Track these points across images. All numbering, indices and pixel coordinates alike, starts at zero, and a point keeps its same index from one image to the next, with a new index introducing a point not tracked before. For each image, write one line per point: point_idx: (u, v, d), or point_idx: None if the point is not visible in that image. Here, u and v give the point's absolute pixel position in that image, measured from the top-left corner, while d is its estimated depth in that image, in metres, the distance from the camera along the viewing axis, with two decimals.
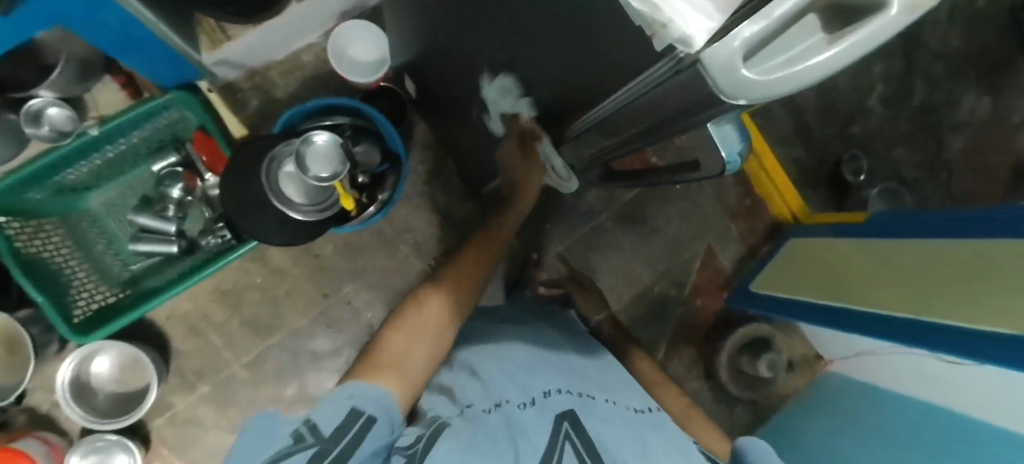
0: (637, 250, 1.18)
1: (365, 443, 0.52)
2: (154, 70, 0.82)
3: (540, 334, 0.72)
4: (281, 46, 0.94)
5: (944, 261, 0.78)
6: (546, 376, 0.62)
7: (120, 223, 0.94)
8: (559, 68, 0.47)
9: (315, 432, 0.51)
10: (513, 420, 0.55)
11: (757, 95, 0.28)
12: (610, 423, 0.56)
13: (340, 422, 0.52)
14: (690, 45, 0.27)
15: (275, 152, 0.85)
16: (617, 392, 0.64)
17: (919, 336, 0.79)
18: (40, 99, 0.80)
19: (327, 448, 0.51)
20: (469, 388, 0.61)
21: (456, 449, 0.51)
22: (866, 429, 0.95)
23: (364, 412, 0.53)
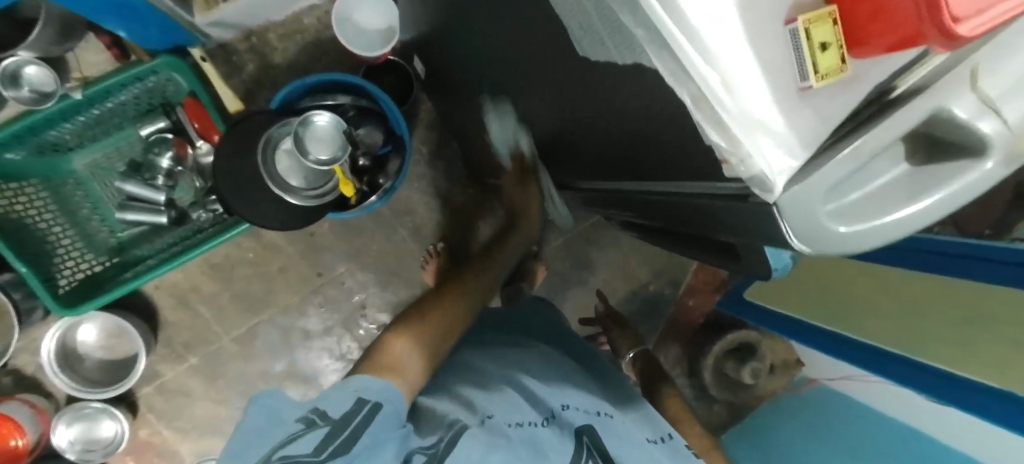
0: (638, 247, 1.16)
1: (378, 421, 0.48)
2: (141, 32, 0.75)
3: (547, 354, 0.69)
4: (281, 7, 0.86)
5: (932, 291, 0.79)
6: (568, 392, 0.61)
7: (106, 188, 0.89)
8: (599, 126, 0.43)
9: (326, 416, 0.47)
10: (529, 435, 0.52)
11: (830, 250, 0.27)
12: (625, 442, 0.57)
13: (348, 409, 0.48)
14: (767, 185, 0.25)
15: (271, 133, 0.81)
16: (634, 421, 0.63)
17: (905, 371, 0.79)
18: (17, 58, 0.74)
19: (338, 429, 0.46)
20: (491, 397, 0.56)
21: (481, 447, 0.48)
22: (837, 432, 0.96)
23: (370, 400, 0.50)
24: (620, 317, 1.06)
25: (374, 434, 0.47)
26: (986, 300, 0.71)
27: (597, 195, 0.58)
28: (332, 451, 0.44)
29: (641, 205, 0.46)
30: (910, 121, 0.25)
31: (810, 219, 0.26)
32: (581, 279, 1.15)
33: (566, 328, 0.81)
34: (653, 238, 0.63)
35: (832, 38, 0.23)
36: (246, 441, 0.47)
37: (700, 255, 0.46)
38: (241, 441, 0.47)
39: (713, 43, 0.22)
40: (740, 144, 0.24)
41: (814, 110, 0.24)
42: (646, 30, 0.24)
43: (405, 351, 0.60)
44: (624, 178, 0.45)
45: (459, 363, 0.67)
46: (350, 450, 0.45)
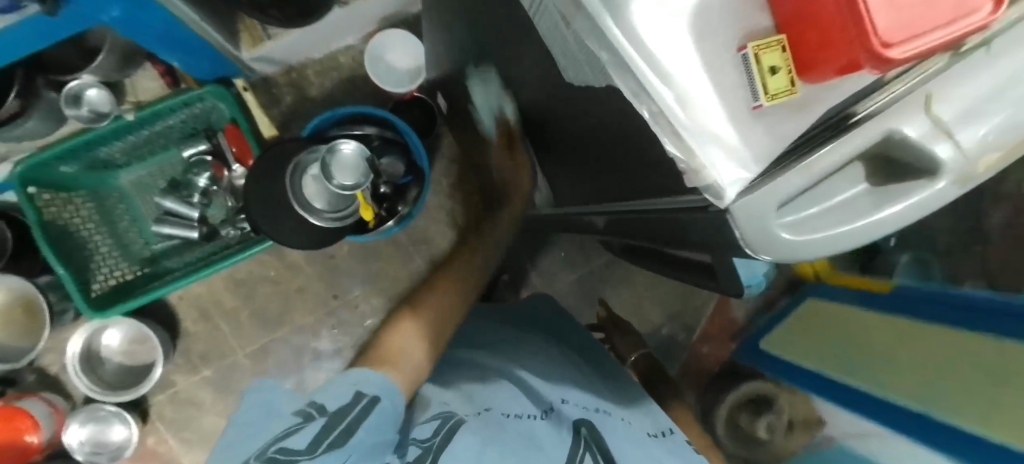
0: (651, 289, 1.16)
1: (376, 416, 0.50)
2: (194, 64, 0.83)
3: (549, 350, 0.71)
4: (319, 45, 0.94)
5: (935, 339, 0.79)
6: (569, 390, 0.62)
7: (146, 203, 0.96)
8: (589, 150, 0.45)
9: (322, 409, 0.49)
10: (522, 426, 0.53)
11: (782, 257, 0.28)
12: (623, 440, 0.56)
13: (348, 400, 0.50)
14: (720, 195, 0.27)
15: (300, 159, 0.86)
16: (634, 415, 0.63)
17: (923, 431, 0.77)
18: (80, 81, 0.81)
19: (335, 421, 0.48)
20: (491, 392, 0.58)
21: (478, 444, 0.48)
22: None
23: (368, 393, 0.52)
24: (621, 321, 1.09)
25: (367, 430, 0.48)
26: (984, 346, 0.72)
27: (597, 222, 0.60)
28: (328, 447, 0.46)
29: (639, 231, 0.48)
30: (865, 142, 0.27)
31: (762, 228, 0.28)
32: (595, 313, 1.15)
33: (573, 324, 0.83)
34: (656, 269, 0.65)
35: (781, 64, 0.26)
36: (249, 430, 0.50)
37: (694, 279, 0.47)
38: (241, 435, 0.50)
39: (669, 65, 0.25)
40: (695, 155, 0.26)
41: (764, 129, 0.26)
42: (610, 54, 0.26)
43: (404, 345, 0.62)
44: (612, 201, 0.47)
45: (465, 359, 0.68)
46: (347, 441, 0.46)
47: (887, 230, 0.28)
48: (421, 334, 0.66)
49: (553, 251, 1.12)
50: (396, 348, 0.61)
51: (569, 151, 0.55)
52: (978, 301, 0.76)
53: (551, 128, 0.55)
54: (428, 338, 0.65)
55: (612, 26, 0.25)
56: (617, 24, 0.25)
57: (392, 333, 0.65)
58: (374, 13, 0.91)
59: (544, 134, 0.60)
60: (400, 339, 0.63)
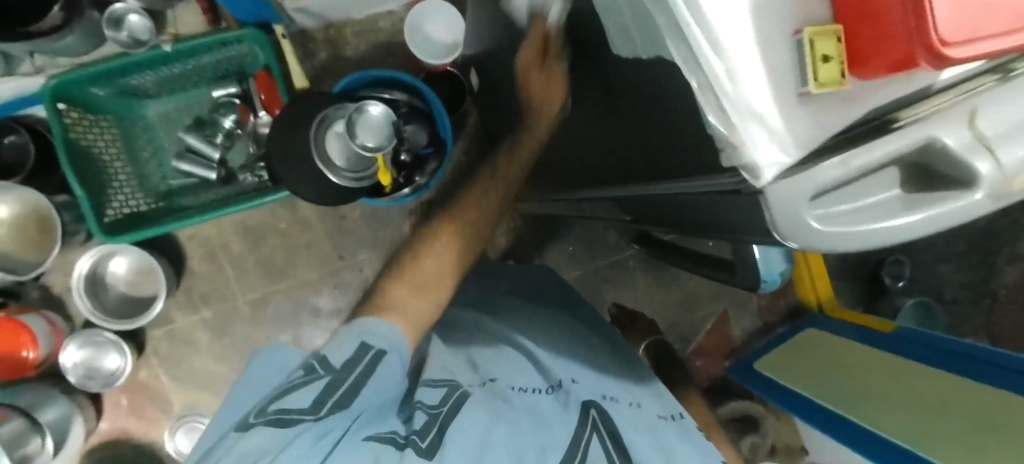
0: (653, 296, 1.15)
1: (379, 374, 0.51)
2: (238, 6, 0.83)
3: (548, 316, 0.73)
4: (363, 7, 0.94)
5: (921, 384, 0.82)
6: (581, 370, 0.63)
7: (170, 139, 0.98)
8: (623, 129, 0.45)
9: (327, 366, 0.51)
10: (523, 401, 0.55)
11: (813, 247, 0.29)
12: (630, 422, 0.56)
13: (350, 356, 0.51)
14: (757, 176, 0.27)
15: (327, 114, 0.86)
16: (642, 396, 0.62)
17: (894, 455, 0.77)
18: (124, 5, 0.83)
19: (339, 379, 0.50)
20: (498, 362, 0.60)
21: (486, 418, 0.50)
22: None
23: (373, 347, 0.52)
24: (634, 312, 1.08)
25: (372, 389, 0.50)
26: (971, 398, 0.75)
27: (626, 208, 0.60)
28: (332, 404, 0.48)
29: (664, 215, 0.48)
30: (900, 146, 0.27)
31: (794, 216, 0.28)
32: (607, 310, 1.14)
33: (579, 297, 0.84)
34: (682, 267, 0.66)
35: (834, 53, 0.25)
36: (251, 390, 0.54)
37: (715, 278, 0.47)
38: (246, 395, 0.54)
39: (725, 34, 0.25)
40: (737, 131, 0.26)
41: (804, 119, 0.26)
42: (667, 18, 0.26)
43: (403, 298, 0.58)
44: (635, 184, 0.47)
45: (472, 321, 0.70)
46: (351, 402, 0.49)
47: (907, 236, 0.28)
48: (417, 287, 0.60)
49: (561, 244, 1.13)
50: (394, 303, 0.58)
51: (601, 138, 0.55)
52: (989, 356, 0.79)
53: (592, 107, 0.53)
54: (427, 291, 0.60)
55: None
56: None
57: (392, 282, 0.60)
58: None
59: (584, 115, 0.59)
60: (396, 294, 0.59)
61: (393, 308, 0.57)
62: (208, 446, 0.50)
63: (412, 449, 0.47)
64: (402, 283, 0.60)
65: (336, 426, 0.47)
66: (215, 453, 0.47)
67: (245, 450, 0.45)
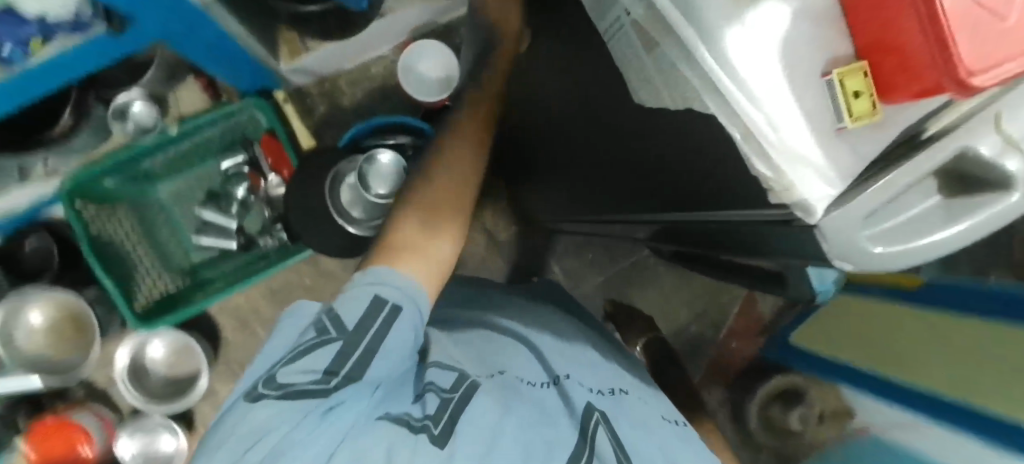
0: (677, 289, 1.17)
1: (394, 336, 0.44)
2: (238, 78, 0.85)
3: (548, 312, 0.72)
4: (353, 57, 0.96)
5: (952, 335, 0.82)
6: (579, 369, 0.60)
7: (185, 215, 0.99)
8: (616, 127, 0.47)
9: (341, 327, 0.44)
10: (531, 394, 0.52)
11: (867, 266, 0.30)
12: (641, 428, 0.54)
13: (363, 314, 0.44)
14: (811, 215, 0.28)
15: (339, 169, 0.88)
16: (652, 401, 0.62)
17: (960, 417, 0.77)
18: (127, 97, 0.82)
19: (353, 342, 0.43)
20: (502, 356, 0.57)
21: (495, 410, 0.47)
22: None
23: (387, 301, 0.45)
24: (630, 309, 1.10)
25: (387, 358, 0.44)
26: (1001, 341, 0.75)
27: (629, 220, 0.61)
28: (344, 375, 0.42)
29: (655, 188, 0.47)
30: (930, 163, 0.27)
31: (850, 241, 0.29)
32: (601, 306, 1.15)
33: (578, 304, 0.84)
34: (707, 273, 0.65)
35: (864, 88, 0.27)
36: (267, 356, 0.47)
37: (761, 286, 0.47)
38: (264, 362, 0.47)
39: (758, 89, 0.27)
40: (785, 174, 0.28)
41: (845, 152, 0.28)
42: (702, 81, 0.28)
43: (420, 237, 0.50)
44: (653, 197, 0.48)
45: (464, 315, 0.66)
46: (362, 375, 0.43)
47: (956, 243, 0.28)
48: (429, 224, 0.51)
49: (580, 253, 1.14)
50: (409, 243, 0.49)
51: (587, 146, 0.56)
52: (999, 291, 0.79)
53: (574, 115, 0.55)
54: (445, 226, 0.51)
55: (706, 54, 0.28)
56: (711, 54, 0.27)
57: (407, 217, 0.51)
58: (409, 23, 0.93)
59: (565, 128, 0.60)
60: (406, 231, 0.50)
61: (410, 255, 0.48)
62: (221, 413, 0.44)
63: (425, 436, 0.43)
64: (409, 221, 0.51)
65: (348, 400, 0.41)
66: (224, 424, 0.41)
67: (252, 427, 0.39)
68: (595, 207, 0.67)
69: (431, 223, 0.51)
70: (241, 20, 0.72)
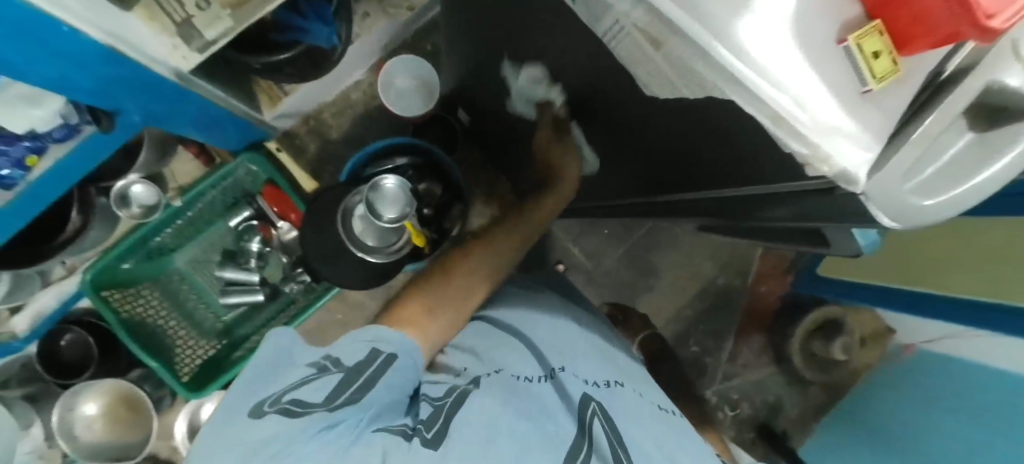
0: (697, 245, 1.17)
1: (393, 376, 0.47)
2: (222, 137, 0.83)
3: (559, 303, 0.69)
4: (331, 88, 0.95)
5: (969, 246, 0.81)
6: (578, 362, 0.58)
7: (207, 279, 0.99)
8: (632, 121, 0.45)
9: (339, 363, 0.46)
10: (527, 389, 0.51)
11: (909, 221, 0.29)
12: (641, 425, 0.51)
13: (363, 358, 0.47)
14: (856, 185, 0.27)
15: (345, 203, 0.87)
16: (651, 393, 0.60)
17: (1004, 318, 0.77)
18: (127, 181, 0.81)
19: (351, 376, 0.45)
20: (500, 350, 0.56)
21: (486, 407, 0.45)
22: (934, 392, 0.93)
23: (385, 351, 0.49)
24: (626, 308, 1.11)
25: (387, 387, 0.46)
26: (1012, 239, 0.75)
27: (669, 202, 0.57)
28: (345, 399, 0.43)
29: (669, 169, 0.49)
30: (962, 103, 0.25)
31: (893, 198, 0.28)
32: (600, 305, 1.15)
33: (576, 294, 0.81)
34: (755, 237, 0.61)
35: (883, 46, 0.25)
36: (254, 373, 0.46)
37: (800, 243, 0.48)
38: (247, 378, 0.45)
39: (777, 70, 0.25)
40: (821, 147, 0.27)
41: (885, 110, 0.26)
42: (716, 71, 0.26)
43: (422, 316, 0.56)
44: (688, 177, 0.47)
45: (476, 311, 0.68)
46: (362, 397, 0.43)
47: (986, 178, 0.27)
48: (428, 307, 0.57)
49: (596, 230, 1.14)
50: (414, 318, 0.55)
51: (607, 132, 0.54)
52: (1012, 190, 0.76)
53: (586, 105, 0.52)
54: (440, 311, 0.58)
55: (719, 48, 0.25)
56: (724, 46, 0.25)
57: (413, 296, 0.58)
58: (380, 43, 0.93)
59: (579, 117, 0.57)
60: (410, 309, 0.57)
61: (416, 326, 0.55)
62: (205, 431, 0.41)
63: (418, 440, 0.42)
64: (424, 301, 0.58)
65: (346, 419, 0.41)
66: (211, 434, 0.40)
67: (248, 439, 0.38)
68: (629, 192, 0.63)
69: (428, 307, 0.57)
70: (217, 82, 0.72)
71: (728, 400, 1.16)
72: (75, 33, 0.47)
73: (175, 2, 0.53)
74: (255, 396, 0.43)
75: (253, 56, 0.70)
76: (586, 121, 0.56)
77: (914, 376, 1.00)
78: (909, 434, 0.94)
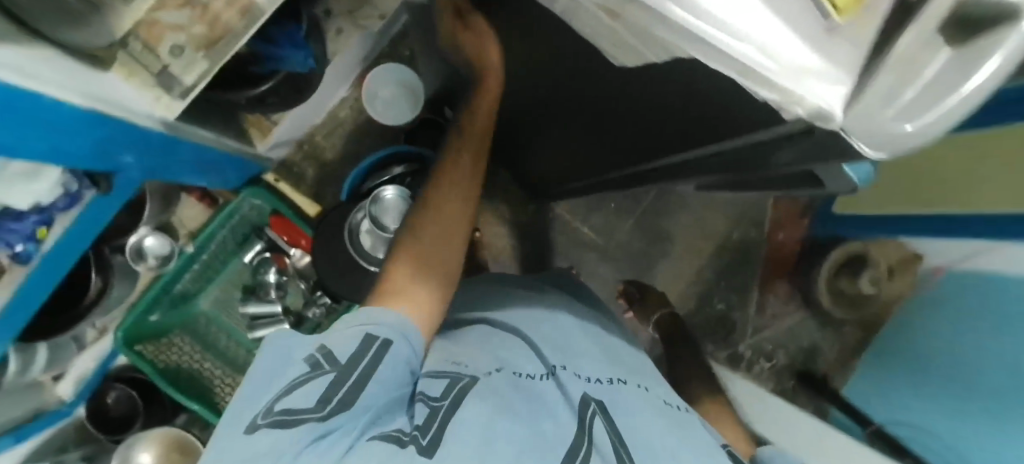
0: (708, 203, 1.16)
1: (385, 368, 0.50)
2: (225, 178, 0.85)
3: (566, 303, 0.75)
4: (317, 110, 0.96)
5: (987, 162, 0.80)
6: (580, 359, 0.63)
7: (232, 317, 1.01)
8: (598, 84, 0.45)
9: (332, 359, 0.48)
10: (530, 387, 0.57)
11: (899, 150, 0.25)
12: (638, 416, 0.56)
13: (355, 351, 0.49)
14: (829, 120, 0.24)
15: (351, 221, 0.89)
16: (652, 383, 0.65)
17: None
18: (138, 235, 0.83)
19: (344, 374, 0.48)
20: (505, 348, 0.62)
21: (487, 413, 0.50)
22: (972, 311, 0.91)
23: (378, 336, 0.51)
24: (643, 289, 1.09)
25: (380, 383, 0.49)
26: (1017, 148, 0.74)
27: (659, 164, 0.56)
28: (337, 404, 0.46)
29: (633, 129, 0.51)
30: (940, 15, 0.21)
31: (875, 128, 0.24)
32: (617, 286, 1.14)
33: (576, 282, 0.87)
34: (757, 190, 0.59)
35: None
36: (257, 378, 0.49)
37: (790, 187, 0.48)
38: (253, 383, 0.49)
39: (734, 21, 0.23)
40: (792, 92, 0.24)
41: (857, 42, 0.23)
42: (674, 33, 0.24)
43: (407, 281, 0.57)
44: (670, 136, 0.46)
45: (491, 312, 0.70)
46: (355, 400, 0.47)
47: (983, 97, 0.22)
48: (415, 272, 0.57)
49: (603, 206, 1.13)
50: (399, 285, 0.56)
51: (582, 100, 0.53)
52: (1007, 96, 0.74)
53: (555, 76, 0.52)
54: (424, 275, 0.58)
55: (673, 8, 0.23)
56: (678, 6, 0.23)
57: (400, 255, 0.59)
58: (357, 58, 0.93)
59: (555, 91, 0.57)
60: (397, 277, 0.57)
61: (405, 295, 0.55)
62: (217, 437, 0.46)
63: (414, 448, 0.46)
64: (405, 267, 0.58)
65: (339, 426, 0.45)
66: (218, 445, 0.44)
67: (249, 454, 0.42)
68: (621, 160, 0.62)
69: (412, 270, 0.57)
70: (205, 125, 0.73)
71: (762, 353, 1.16)
72: (58, 102, 0.48)
73: (149, 54, 0.54)
74: (256, 406, 0.47)
75: (237, 90, 0.71)
76: (562, 94, 0.56)
77: (947, 301, 0.98)
78: (953, 357, 0.92)
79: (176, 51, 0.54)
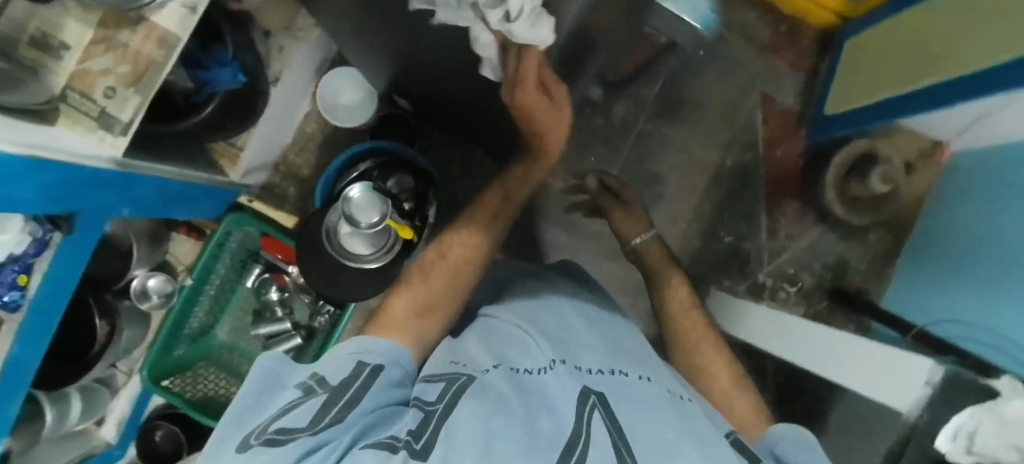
0: (692, 136, 1.11)
1: (374, 392, 0.52)
2: (202, 209, 0.89)
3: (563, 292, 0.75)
4: (283, 129, 1.00)
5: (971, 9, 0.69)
6: (581, 353, 0.60)
7: (249, 341, 1.06)
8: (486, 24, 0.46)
9: (323, 383, 0.52)
10: (528, 380, 0.54)
11: None
12: (644, 403, 0.51)
13: (348, 374, 0.54)
14: None
15: (327, 224, 0.91)
16: (660, 375, 0.60)
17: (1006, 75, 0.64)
18: (138, 277, 0.89)
19: (334, 396, 0.51)
20: (505, 352, 0.61)
21: (479, 411, 0.47)
22: (1006, 185, 0.81)
23: (369, 363, 0.57)
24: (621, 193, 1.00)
25: (372, 400, 0.51)
26: None
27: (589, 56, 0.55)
28: (328, 421, 0.47)
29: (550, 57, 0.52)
30: None
31: None
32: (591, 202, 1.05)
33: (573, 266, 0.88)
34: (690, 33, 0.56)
35: None
36: (251, 397, 0.53)
37: None
38: (245, 402, 0.52)
39: None
40: None
41: None
42: None
43: (402, 310, 0.69)
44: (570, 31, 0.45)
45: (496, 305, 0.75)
46: (344, 415, 0.48)
47: None
48: (412, 302, 0.71)
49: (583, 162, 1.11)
50: (396, 313, 0.68)
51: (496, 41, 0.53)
52: None
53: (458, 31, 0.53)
54: (420, 304, 0.70)
55: None
56: None
57: (394, 296, 0.72)
58: (306, 71, 0.96)
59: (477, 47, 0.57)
60: (395, 306, 0.70)
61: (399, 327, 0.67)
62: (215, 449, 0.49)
63: (404, 452, 0.43)
64: (402, 301, 0.71)
65: (325, 439, 0.45)
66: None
67: None
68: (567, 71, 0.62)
69: (407, 305, 0.70)
70: (161, 160, 0.76)
71: (784, 278, 1.09)
72: None
73: (86, 100, 0.61)
74: (250, 424, 0.49)
75: (183, 119, 0.75)
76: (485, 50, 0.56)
77: (978, 182, 0.88)
78: (990, 240, 0.82)
79: (110, 91, 0.62)
